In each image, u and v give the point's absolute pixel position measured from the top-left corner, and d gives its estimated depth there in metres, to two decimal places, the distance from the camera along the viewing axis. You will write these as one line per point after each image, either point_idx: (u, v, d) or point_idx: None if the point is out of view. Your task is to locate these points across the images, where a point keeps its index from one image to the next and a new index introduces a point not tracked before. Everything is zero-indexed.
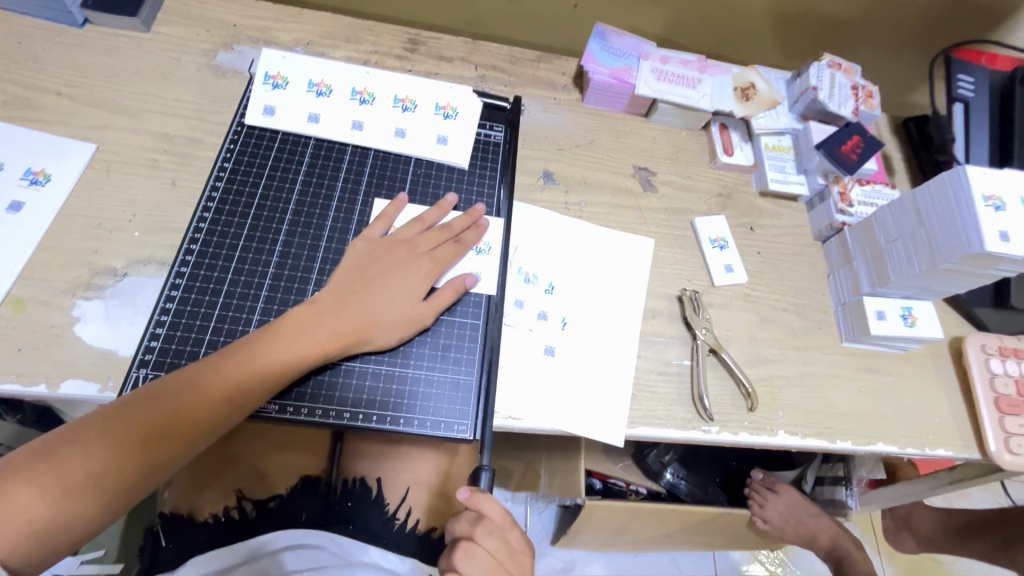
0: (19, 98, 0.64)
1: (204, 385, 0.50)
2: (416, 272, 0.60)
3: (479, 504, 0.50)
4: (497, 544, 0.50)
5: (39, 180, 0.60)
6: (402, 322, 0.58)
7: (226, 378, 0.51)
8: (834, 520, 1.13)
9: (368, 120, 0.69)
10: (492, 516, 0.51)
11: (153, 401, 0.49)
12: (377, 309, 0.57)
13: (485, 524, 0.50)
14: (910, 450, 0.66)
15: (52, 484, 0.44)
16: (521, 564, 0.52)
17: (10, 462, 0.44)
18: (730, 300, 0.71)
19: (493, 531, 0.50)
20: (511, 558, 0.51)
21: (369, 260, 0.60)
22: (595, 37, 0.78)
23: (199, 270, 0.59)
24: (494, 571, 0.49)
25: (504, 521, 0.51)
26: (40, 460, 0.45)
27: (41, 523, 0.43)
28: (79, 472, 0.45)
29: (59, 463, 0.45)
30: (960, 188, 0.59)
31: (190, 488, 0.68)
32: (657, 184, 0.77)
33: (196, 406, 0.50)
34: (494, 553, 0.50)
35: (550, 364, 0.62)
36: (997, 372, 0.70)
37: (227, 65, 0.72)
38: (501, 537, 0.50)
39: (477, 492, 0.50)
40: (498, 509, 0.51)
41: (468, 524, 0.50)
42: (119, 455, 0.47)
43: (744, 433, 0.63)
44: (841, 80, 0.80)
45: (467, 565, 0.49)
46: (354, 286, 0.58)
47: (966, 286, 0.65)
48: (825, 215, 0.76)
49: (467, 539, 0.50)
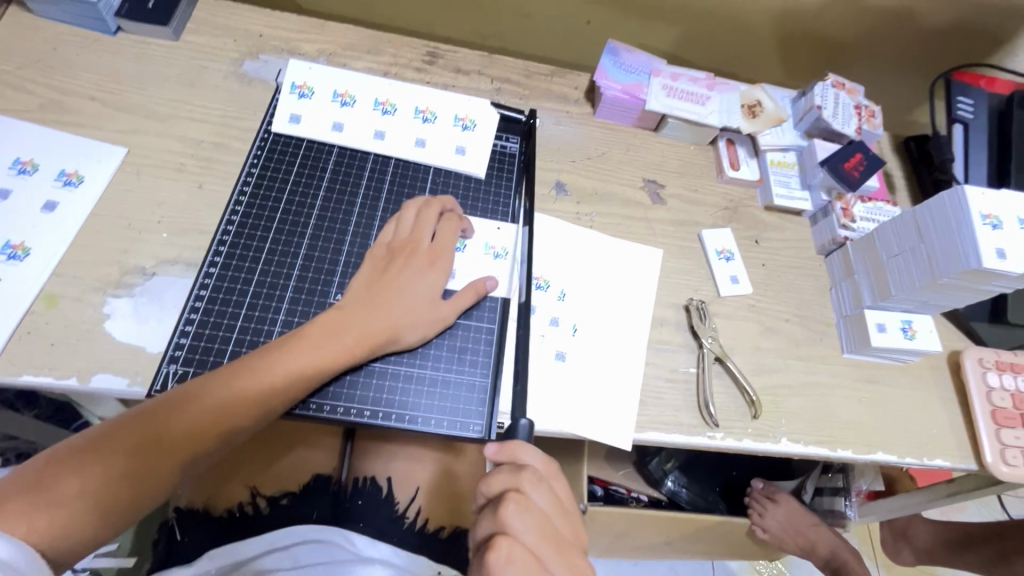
0: (53, 102, 0.67)
1: (239, 384, 0.52)
2: (440, 277, 0.62)
3: (516, 452, 0.52)
4: (545, 496, 0.49)
5: (73, 181, 0.62)
6: (424, 321, 0.60)
7: (259, 378, 0.53)
8: (832, 530, 1.14)
9: (390, 129, 0.71)
10: (533, 467, 0.51)
11: (190, 399, 0.51)
12: (401, 311, 0.59)
13: (530, 471, 0.50)
14: (909, 459, 0.68)
15: (94, 477, 0.46)
16: (570, 524, 0.51)
17: (52, 455, 0.46)
18: (735, 310, 0.73)
19: (539, 479, 0.50)
20: (560, 515, 0.50)
21: (394, 263, 0.62)
22: (607, 54, 0.81)
23: (227, 271, 0.61)
24: (547, 525, 0.48)
25: (546, 473, 0.52)
26: (84, 453, 0.46)
27: (82, 511, 0.45)
28: (119, 465, 0.47)
29: (102, 457, 0.46)
30: (959, 206, 0.61)
31: (205, 484, 0.70)
32: (666, 197, 0.79)
33: (230, 404, 0.52)
34: (544, 504, 0.49)
35: (561, 369, 0.64)
36: (994, 385, 0.72)
37: (253, 74, 0.74)
38: (547, 487, 0.50)
39: (511, 442, 0.52)
40: (537, 458, 0.52)
41: (512, 475, 0.50)
42: (156, 451, 0.49)
43: (747, 440, 0.65)
44: (844, 100, 0.82)
45: (521, 515, 0.47)
46: (378, 289, 0.60)
47: (964, 301, 0.67)
48: (828, 229, 0.78)
49: (516, 489, 0.49)
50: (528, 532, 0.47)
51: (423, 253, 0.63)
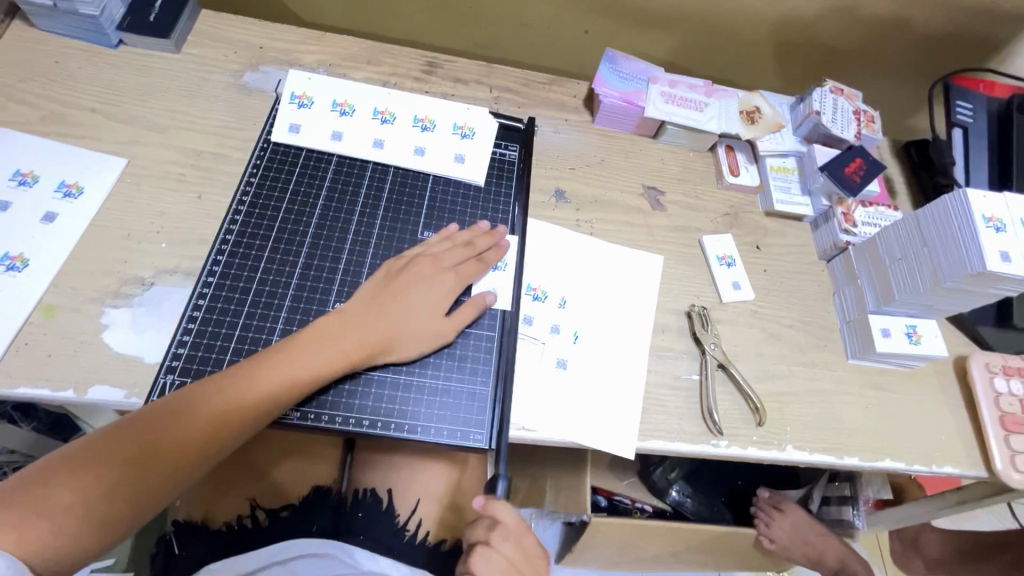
0: (55, 114, 0.67)
1: (230, 394, 0.52)
2: (440, 288, 0.62)
3: (494, 511, 0.51)
4: (513, 549, 0.52)
5: (73, 193, 0.62)
6: (424, 338, 0.60)
7: (252, 388, 0.52)
8: (839, 540, 1.12)
9: (389, 138, 0.71)
10: (508, 523, 0.52)
11: (181, 411, 0.50)
12: (403, 319, 0.59)
13: (500, 528, 0.52)
14: (918, 467, 0.67)
15: (84, 490, 0.45)
16: (536, 567, 0.53)
17: (40, 467, 0.45)
18: (738, 316, 0.72)
19: (508, 534, 0.52)
20: (526, 563, 0.53)
21: (394, 273, 0.62)
22: (605, 62, 0.81)
23: (225, 280, 0.61)
24: (511, 573, 0.51)
25: (520, 527, 0.53)
26: (74, 465, 0.45)
27: (75, 524, 0.44)
28: (110, 478, 0.46)
29: (93, 468, 0.46)
30: (961, 210, 0.61)
31: (204, 497, 0.69)
32: (666, 203, 0.79)
33: (222, 414, 0.51)
34: (509, 555, 0.51)
35: (563, 377, 0.63)
36: (1002, 390, 0.71)
37: (253, 85, 0.75)
38: (516, 540, 0.52)
39: (492, 499, 0.51)
40: (511, 515, 0.52)
41: (484, 530, 0.52)
42: (147, 463, 0.48)
43: (753, 447, 0.64)
44: (843, 105, 0.83)
45: (485, 565, 0.51)
46: (378, 298, 0.60)
47: (969, 305, 0.67)
48: (829, 235, 0.78)
49: (484, 543, 0.51)
50: None
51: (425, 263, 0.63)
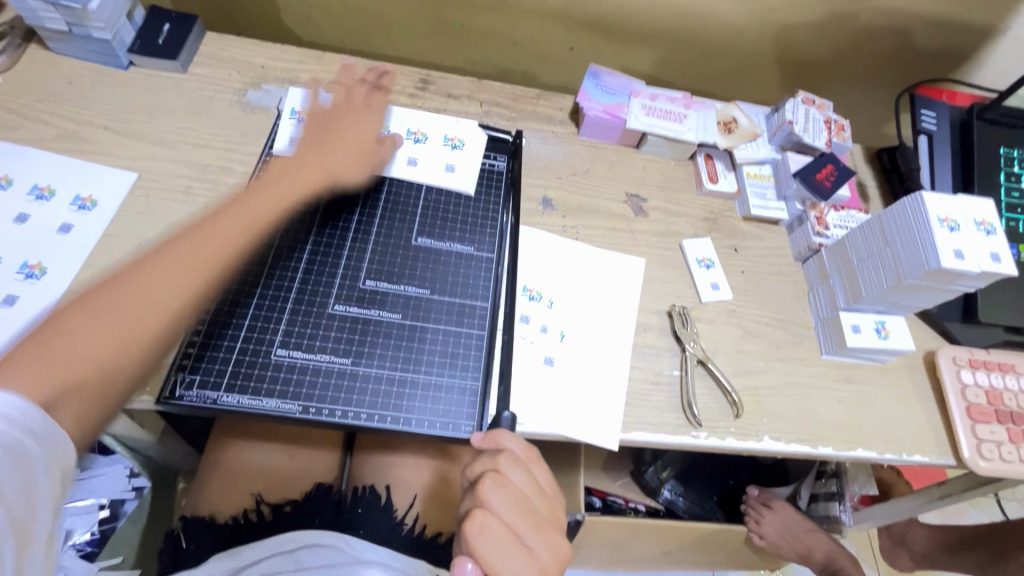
0: (70, 132, 0.71)
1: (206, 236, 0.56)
2: (365, 121, 0.73)
3: (497, 439, 0.54)
4: (523, 477, 0.52)
5: (87, 205, 0.66)
6: (360, 153, 0.70)
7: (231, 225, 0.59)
8: (828, 536, 1.15)
9: (382, 149, 0.76)
10: (513, 449, 0.54)
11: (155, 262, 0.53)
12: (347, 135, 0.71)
13: (508, 454, 0.53)
14: (889, 455, 0.71)
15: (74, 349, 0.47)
16: (549, 501, 0.53)
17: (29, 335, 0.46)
18: (717, 315, 0.76)
19: (518, 461, 0.53)
20: (539, 495, 0.53)
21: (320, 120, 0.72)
22: (589, 77, 0.86)
23: (231, 284, 0.64)
24: (524, 502, 0.51)
25: (527, 457, 0.54)
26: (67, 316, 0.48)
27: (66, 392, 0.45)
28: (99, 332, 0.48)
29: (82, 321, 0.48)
30: (919, 211, 0.65)
31: (210, 493, 0.72)
32: (648, 209, 0.83)
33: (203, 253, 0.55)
34: (522, 484, 0.52)
35: (550, 373, 0.67)
36: (968, 382, 0.75)
37: (256, 102, 0.79)
38: (526, 468, 0.53)
39: (494, 431, 0.54)
40: (518, 444, 0.55)
41: (491, 458, 0.53)
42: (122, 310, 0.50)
43: (731, 439, 0.68)
44: (815, 115, 0.87)
45: (497, 493, 0.50)
46: (315, 136, 0.70)
47: (932, 301, 0.71)
48: (803, 237, 0.82)
49: (494, 470, 0.52)
50: (502, 510, 0.50)
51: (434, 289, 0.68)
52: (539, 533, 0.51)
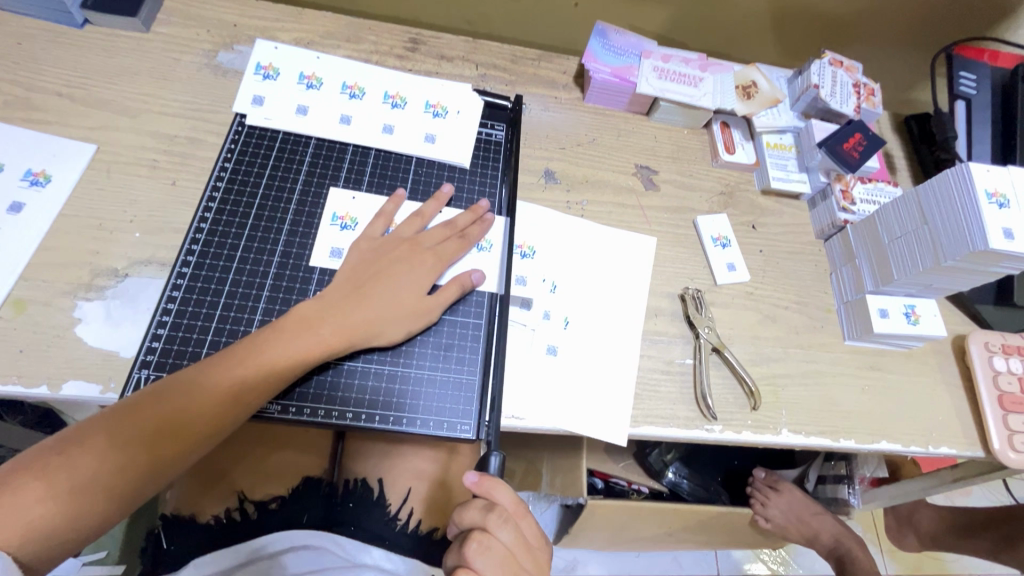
0: (19, 98, 0.64)
1: (229, 363, 0.51)
2: (420, 268, 0.60)
3: (490, 490, 0.48)
4: (512, 536, 0.48)
5: (40, 181, 0.60)
6: (401, 319, 0.58)
7: (251, 360, 0.52)
8: (835, 518, 1.13)
9: (356, 114, 0.69)
10: (505, 505, 0.49)
11: (178, 388, 0.49)
12: (379, 308, 0.57)
13: (499, 510, 0.48)
14: (914, 448, 0.66)
15: (75, 474, 0.44)
16: (537, 559, 0.49)
17: (42, 446, 0.45)
18: (733, 298, 0.71)
19: (508, 519, 0.48)
20: (527, 554, 0.48)
21: (373, 256, 0.60)
22: (595, 36, 0.78)
23: (200, 270, 0.58)
24: (511, 563, 0.47)
25: (517, 511, 0.49)
26: (77, 439, 0.46)
27: (38, 528, 0.42)
28: (113, 459, 0.46)
29: (95, 445, 0.46)
30: (963, 186, 0.59)
31: (190, 491, 0.68)
32: (659, 182, 0.77)
33: (226, 387, 0.51)
34: (510, 544, 0.47)
35: (553, 363, 0.62)
36: (1000, 369, 0.70)
37: (228, 65, 0.71)
38: (516, 526, 0.48)
39: (487, 477, 0.48)
40: (510, 497, 0.49)
41: (480, 513, 0.48)
42: (142, 442, 0.47)
43: (747, 432, 0.63)
44: (842, 78, 0.80)
45: (481, 556, 0.46)
46: (353, 288, 0.57)
47: (969, 284, 0.65)
48: (827, 213, 0.76)
49: (481, 528, 0.47)
50: (487, 573, 0.46)
51: (413, 251, 0.61)
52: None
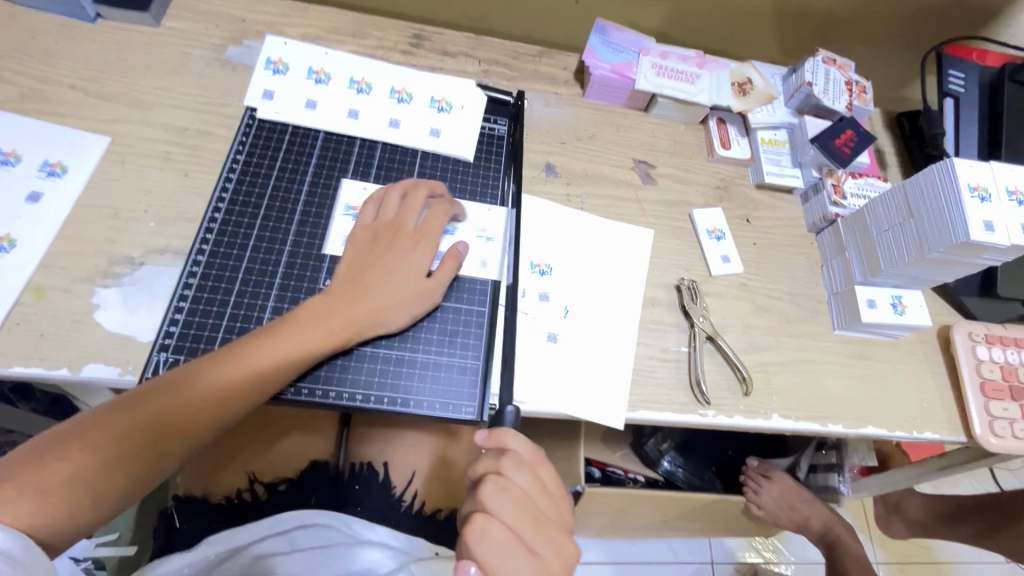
0: (34, 91, 0.66)
1: (242, 354, 0.53)
2: (415, 251, 0.61)
3: (502, 439, 0.51)
4: (528, 479, 0.49)
5: (57, 172, 0.62)
6: (402, 305, 0.59)
7: (263, 350, 0.54)
8: (825, 505, 1.16)
9: (363, 108, 0.71)
10: (519, 451, 0.51)
11: (193, 376, 0.52)
12: (377, 293, 0.58)
13: (512, 455, 0.50)
14: (899, 433, 0.69)
15: (95, 458, 0.46)
16: (557, 503, 0.50)
17: (63, 429, 0.47)
18: (727, 289, 0.73)
19: (522, 462, 0.49)
20: (545, 497, 0.49)
21: (367, 244, 0.61)
22: (595, 33, 0.80)
23: (215, 258, 0.61)
24: (527, 504, 0.48)
25: (533, 458, 0.51)
26: (97, 425, 0.48)
27: (62, 509, 0.44)
28: (130, 445, 0.48)
29: (114, 430, 0.48)
30: (948, 179, 0.61)
31: (203, 472, 0.70)
32: (656, 177, 0.79)
33: (238, 376, 0.53)
34: (525, 486, 0.49)
35: (553, 350, 0.64)
36: (983, 357, 0.73)
37: (237, 59, 0.73)
38: (531, 470, 0.50)
39: (498, 429, 0.52)
40: (523, 444, 0.51)
41: (494, 459, 0.50)
42: (158, 429, 0.49)
43: (739, 417, 0.66)
44: (835, 75, 0.82)
45: (498, 496, 0.47)
46: (351, 278, 0.59)
47: (953, 275, 0.68)
48: (818, 207, 0.78)
49: (496, 472, 0.49)
50: (505, 513, 0.47)
51: (407, 235, 0.62)
52: (544, 536, 0.47)
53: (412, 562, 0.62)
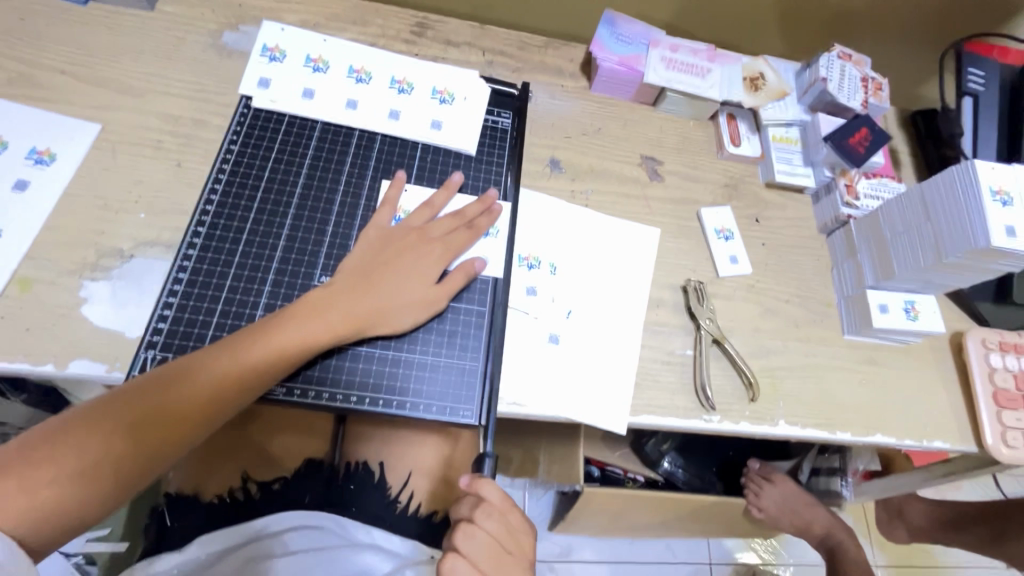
0: (23, 75, 0.64)
1: (233, 352, 0.52)
2: (427, 259, 0.60)
3: (478, 489, 0.51)
4: (498, 527, 0.50)
5: (45, 160, 0.60)
6: (407, 310, 0.58)
7: (255, 348, 0.52)
8: (827, 511, 1.14)
9: (363, 99, 0.69)
10: (492, 500, 0.51)
11: (182, 374, 0.50)
12: (386, 297, 0.57)
13: (485, 506, 0.50)
14: (908, 442, 0.67)
15: (82, 457, 0.45)
16: (525, 545, 0.52)
17: (49, 426, 0.46)
18: (735, 291, 0.71)
19: (493, 513, 0.50)
20: (514, 542, 0.51)
21: (378, 246, 0.60)
22: (604, 24, 0.77)
23: (206, 252, 0.59)
24: (495, 552, 0.50)
25: (506, 505, 0.51)
26: (84, 423, 0.46)
27: (46, 510, 0.43)
28: (117, 444, 0.47)
29: (100, 429, 0.46)
30: (967, 182, 0.59)
31: (195, 470, 0.68)
32: (664, 174, 0.77)
33: (229, 377, 0.51)
34: (495, 534, 0.50)
35: (555, 352, 0.62)
36: (997, 366, 0.71)
37: (233, 45, 0.70)
38: (501, 518, 0.50)
39: (476, 478, 0.51)
40: (497, 493, 0.51)
41: (468, 506, 0.51)
42: (145, 428, 0.48)
43: (745, 423, 0.64)
44: (851, 72, 0.79)
45: (466, 544, 0.49)
46: (361, 276, 0.58)
47: (970, 281, 0.66)
48: (830, 207, 0.76)
49: (467, 520, 0.50)
50: (472, 559, 0.49)
51: (421, 241, 0.61)
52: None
53: (408, 565, 0.61)
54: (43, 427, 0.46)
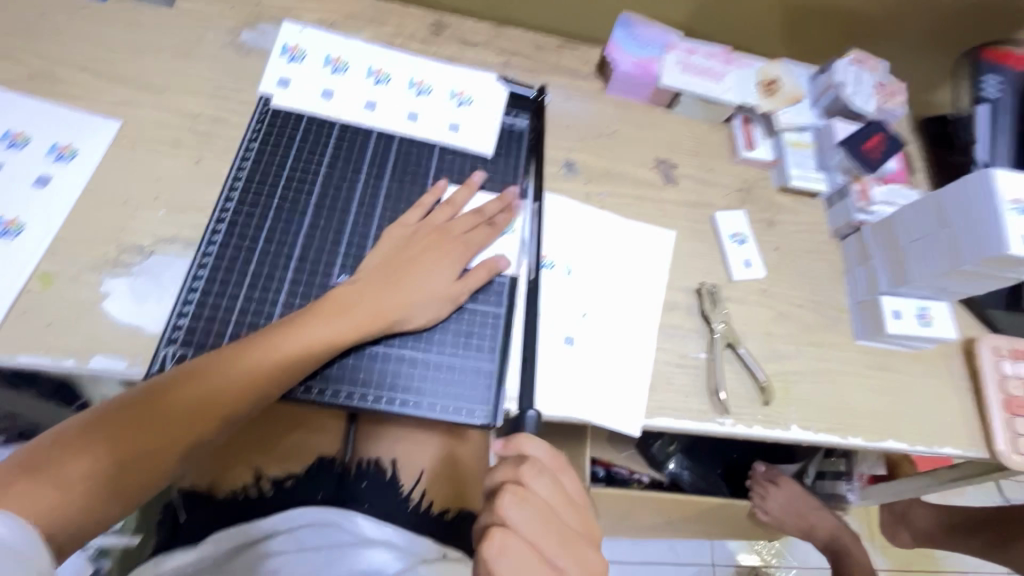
0: (45, 72, 0.64)
1: (258, 348, 0.52)
2: (448, 259, 0.61)
3: (520, 445, 0.51)
4: (548, 487, 0.49)
5: (66, 156, 0.60)
6: (425, 309, 0.59)
7: (279, 344, 0.53)
8: (833, 514, 1.15)
9: (381, 100, 0.69)
10: (538, 457, 0.51)
11: (210, 370, 0.50)
12: (408, 294, 0.58)
13: (532, 463, 0.50)
14: (919, 447, 0.67)
15: (112, 453, 0.45)
16: (578, 513, 0.50)
17: (78, 422, 0.46)
18: (748, 295, 0.71)
19: (542, 470, 0.49)
20: (566, 508, 0.49)
21: (401, 245, 0.61)
22: (620, 27, 0.78)
23: (225, 250, 0.59)
24: (549, 515, 0.47)
25: (553, 465, 0.51)
26: (113, 420, 0.46)
27: (78, 505, 0.43)
28: (144, 440, 0.47)
29: (128, 424, 0.47)
30: (985, 189, 0.59)
31: (210, 466, 0.69)
32: (678, 177, 0.77)
33: (256, 372, 0.51)
34: (546, 494, 0.48)
35: (570, 353, 0.63)
36: (1008, 373, 0.71)
37: (251, 44, 0.71)
38: (551, 477, 0.50)
39: (516, 436, 0.52)
40: (543, 450, 0.52)
41: (513, 467, 0.50)
42: (172, 423, 0.48)
43: (758, 426, 0.64)
44: (866, 77, 0.79)
45: (517, 506, 0.47)
46: (379, 274, 0.58)
47: (984, 287, 0.66)
48: (843, 213, 0.76)
49: (515, 480, 0.49)
50: (524, 524, 0.46)
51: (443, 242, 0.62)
52: (566, 544, 0.47)
53: (420, 563, 0.60)
54: (72, 422, 0.46)
